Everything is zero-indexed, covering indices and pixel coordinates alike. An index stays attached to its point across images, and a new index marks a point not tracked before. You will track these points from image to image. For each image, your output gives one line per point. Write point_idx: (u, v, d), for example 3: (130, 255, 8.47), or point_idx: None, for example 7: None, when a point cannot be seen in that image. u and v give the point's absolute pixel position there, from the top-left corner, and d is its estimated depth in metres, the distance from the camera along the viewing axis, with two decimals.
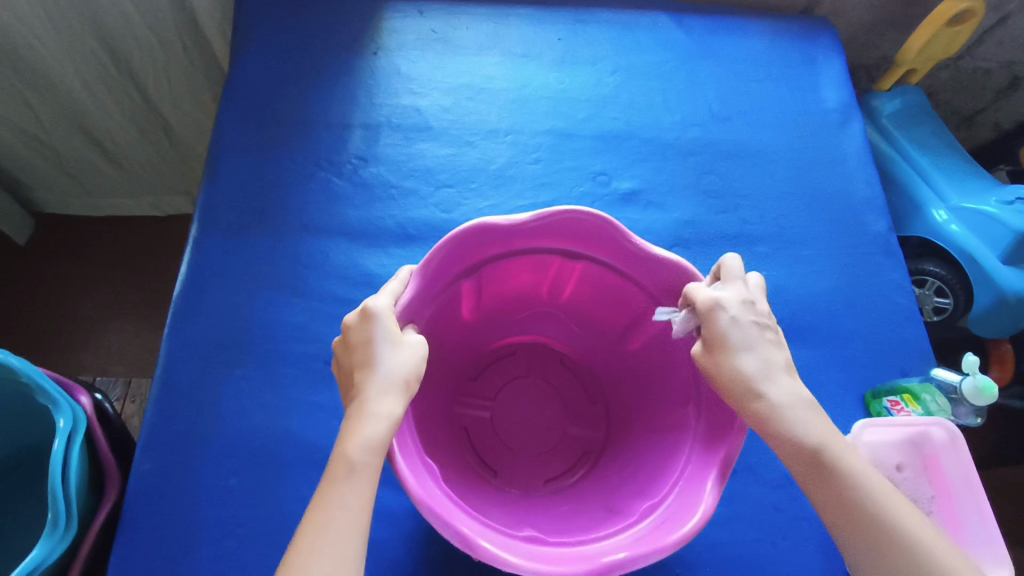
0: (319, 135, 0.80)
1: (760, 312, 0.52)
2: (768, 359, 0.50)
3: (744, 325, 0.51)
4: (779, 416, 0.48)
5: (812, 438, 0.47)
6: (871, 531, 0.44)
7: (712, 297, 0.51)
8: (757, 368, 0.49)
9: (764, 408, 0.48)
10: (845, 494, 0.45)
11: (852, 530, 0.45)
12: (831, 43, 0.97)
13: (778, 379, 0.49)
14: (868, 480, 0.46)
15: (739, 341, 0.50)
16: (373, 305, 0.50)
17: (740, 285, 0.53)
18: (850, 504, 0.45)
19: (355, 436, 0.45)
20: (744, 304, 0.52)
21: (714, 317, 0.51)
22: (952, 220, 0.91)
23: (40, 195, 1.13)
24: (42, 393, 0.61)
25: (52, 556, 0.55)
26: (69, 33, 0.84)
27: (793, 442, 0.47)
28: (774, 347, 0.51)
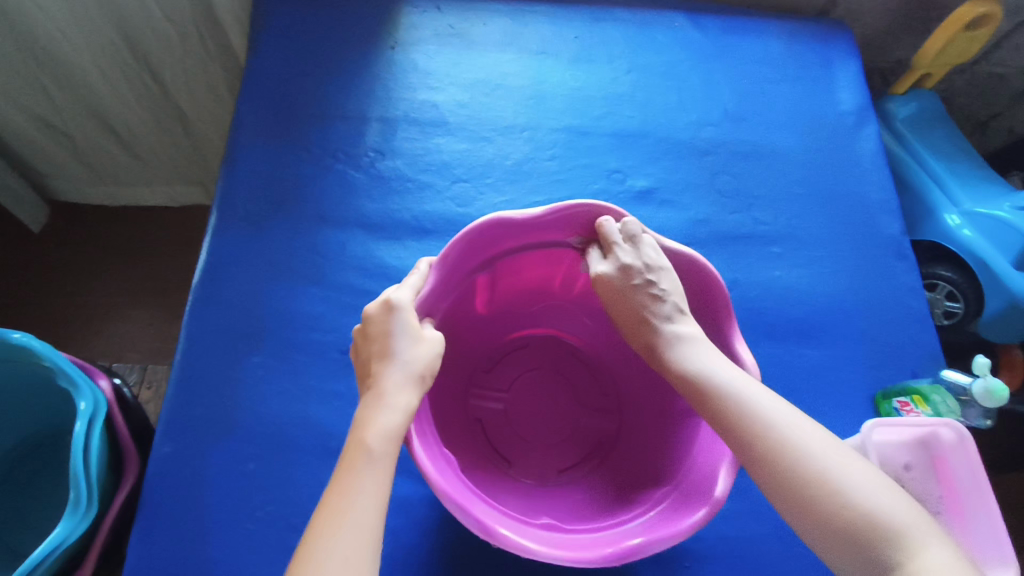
0: (337, 128, 0.81)
1: (643, 271, 0.58)
2: (667, 321, 0.57)
3: (634, 292, 0.58)
4: (719, 399, 0.50)
5: (729, 392, 0.50)
6: (809, 495, 0.45)
7: (599, 276, 0.59)
8: (694, 358, 0.54)
9: (685, 374, 0.53)
10: (793, 481, 0.46)
11: (792, 498, 0.46)
12: (847, 46, 0.97)
13: (697, 345, 0.55)
14: (787, 423, 0.48)
15: (639, 310, 0.58)
16: (395, 299, 0.51)
17: (617, 246, 0.59)
18: (789, 473, 0.46)
19: (374, 426, 0.46)
20: (628, 271, 0.58)
21: (612, 293, 0.60)
22: (965, 225, 0.92)
23: (58, 183, 1.15)
24: (63, 376, 0.62)
25: (75, 534, 0.56)
26: (91, 23, 0.86)
27: (712, 401, 0.51)
28: (665, 301, 0.57)
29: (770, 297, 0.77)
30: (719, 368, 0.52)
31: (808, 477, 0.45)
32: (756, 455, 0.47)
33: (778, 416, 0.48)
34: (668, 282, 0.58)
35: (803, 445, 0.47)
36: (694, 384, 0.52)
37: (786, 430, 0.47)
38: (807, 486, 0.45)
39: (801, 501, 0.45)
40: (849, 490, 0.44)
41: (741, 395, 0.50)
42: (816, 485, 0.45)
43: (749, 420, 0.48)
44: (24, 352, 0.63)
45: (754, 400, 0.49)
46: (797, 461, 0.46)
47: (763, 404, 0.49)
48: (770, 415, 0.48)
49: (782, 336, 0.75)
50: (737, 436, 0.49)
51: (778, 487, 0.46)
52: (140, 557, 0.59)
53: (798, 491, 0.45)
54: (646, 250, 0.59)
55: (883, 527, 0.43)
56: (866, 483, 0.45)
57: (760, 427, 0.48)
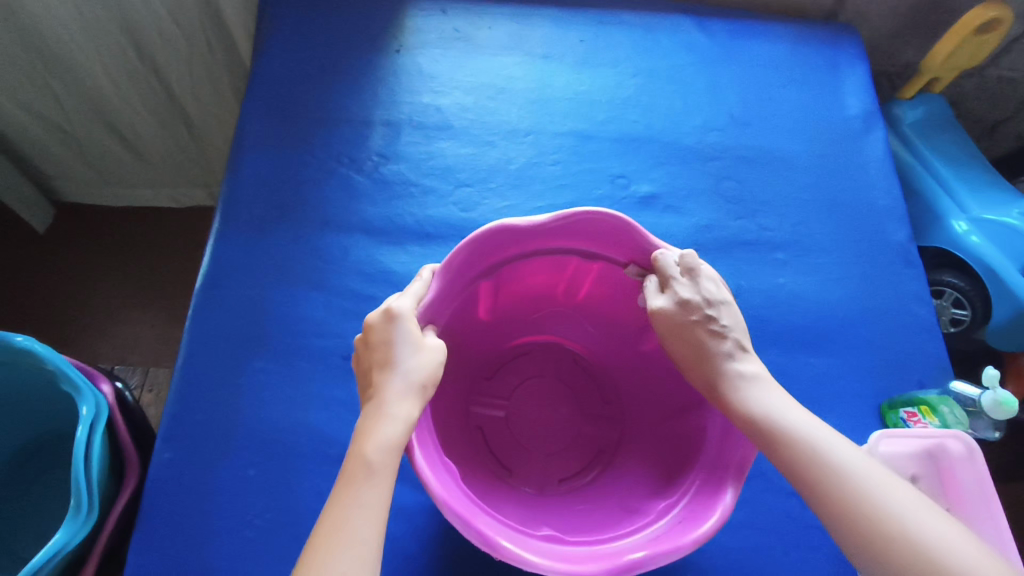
0: (341, 131, 0.80)
1: (704, 306, 0.56)
2: (731, 359, 0.54)
3: (693, 328, 0.56)
4: (801, 458, 0.47)
5: (807, 442, 0.48)
6: (909, 566, 0.42)
7: (658, 311, 0.57)
8: (763, 403, 0.51)
9: (754, 419, 0.50)
10: (886, 546, 0.43)
11: (888, 568, 0.42)
12: (855, 50, 0.97)
13: (763, 386, 0.52)
14: (875, 481, 0.45)
15: (698, 347, 0.55)
16: (396, 307, 0.51)
17: (675, 279, 0.57)
18: (884, 541, 0.43)
19: (374, 436, 0.46)
20: (689, 305, 0.56)
21: (672, 330, 0.57)
22: (973, 231, 0.90)
23: (62, 184, 1.15)
24: (65, 380, 0.62)
25: (74, 540, 0.56)
26: (95, 25, 0.86)
27: (789, 451, 0.48)
28: (727, 337, 0.55)
29: (776, 304, 0.77)
30: (793, 416, 0.49)
31: (905, 546, 0.42)
32: (849, 521, 0.44)
33: (870, 477, 0.45)
34: (731, 318, 0.56)
35: (898, 510, 0.44)
36: (765, 432, 0.49)
37: (877, 493, 0.44)
38: (906, 556, 0.42)
39: (900, 573, 0.42)
40: (954, 558, 0.41)
41: (824, 447, 0.47)
42: (916, 554, 0.42)
43: (833, 478, 0.45)
44: (26, 356, 0.63)
45: (842, 459, 0.46)
46: (894, 529, 0.43)
47: (850, 463, 0.46)
48: (857, 474, 0.45)
49: (787, 344, 0.75)
50: (827, 499, 0.45)
51: (874, 556, 0.43)
52: (139, 564, 0.59)
53: (895, 561, 0.42)
54: (707, 284, 0.57)
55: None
56: (969, 551, 0.42)
57: (850, 490, 0.45)
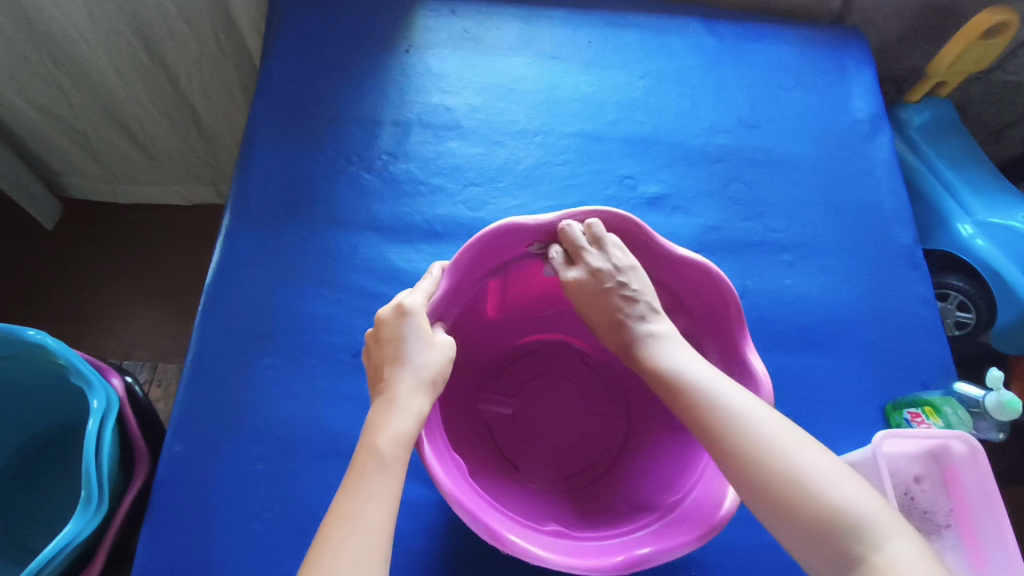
0: (350, 130, 0.81)
1: (614, 274, 0.58)
2: (640, 321, 0.58)
3: (607, 295, 0.58)
4: (695, 400, 0.50)
5: (701, 391, 0.50)
6: (779, 492, 0.44)
7: (573, 282, 0.59)
8: (668, 356, 0.54)
9: (661, 375, 0.54)
10: (766, 483, 0.45)
11: (761, 495, 0.45)
12: (861, 53, 0.97)
13: (672, 344, 0.56)
14: (760, 422, 0.47)
15: (613, 313, 0.59)
16: (408, 304, 0.52)
17: (586, 251, 0.58)
18: (758, 470, 0.45)
19: (385, 430, 0.46)
20: (600, 274, 0.58)
21: (588, 298, 0.60)
22: (978, 235, 0.91)
23: (71, 180, 1.16)
24: (76, 373, 0.62)
25: (84, 533, 0.57)
26: (107, 23, 0.87)
27: (687, 401, 0.51)
28: (637, 301, 0.58)
29: (781, 305, 0.77)
30: (694, 369, 0.52)
31: (776, 473, 0.45)
32: (728, 454, 0.47)
33: (748, 414, 0.48)
34: (639, 283, 0.58)
35: (776, 442, 0.46)
36: (670, 385, 0.52)
37: (753, 427, 0.47)
38: (775, 483, 0.45)
39: (772, 497, 0.45)
40: (818, 484, 0.44)
41: (713, 396, 0.49)
42: (785, 481, 0.44)
43: (725, 423, 0.48)
44: (38, 350, 0.63)
45: (729, 400, 0.49)
46: (766, 458, 0.46)
47: (733, 403, 0.49)
48: (745, 418, 0.48)
49: (792, 345, 0.75)
50: (709, 434, 0.48)
51: (749, 484, 0.46)
52: (149, 555, 0.59)
53: (767, 489, 0.45)
54: (613, 251, 0.59)
55: (851, 522, 0.42)
56: (835, 479, 0.44)
57: (729, 426, 0.47)
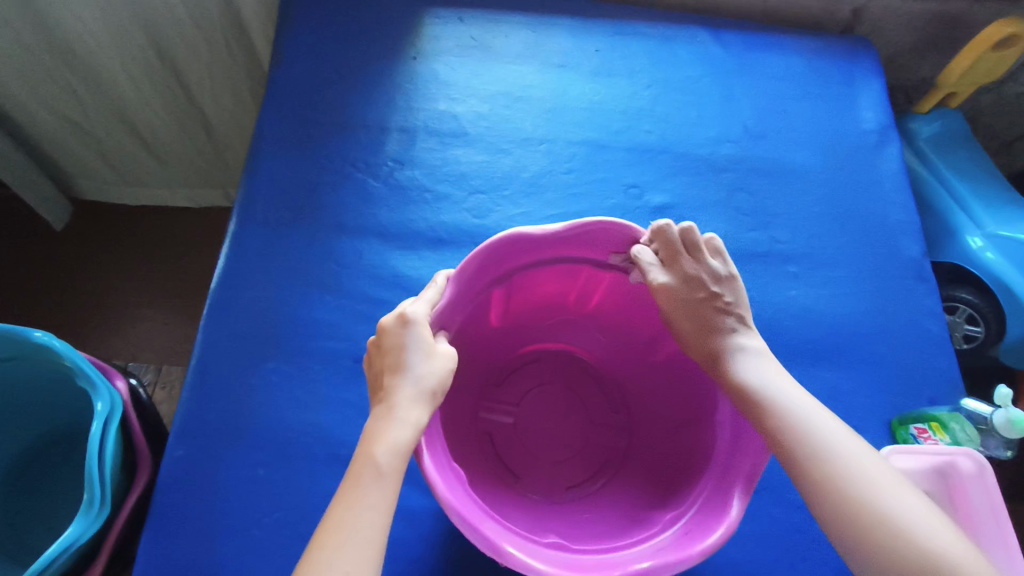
0: (357, 136, 0.81)
1: (711, 283, 0.58)
2: (734, 333, 0.57)
3: (700, 304, 0.57)
4: (781, 426, 0.49)
5: (787, 410, 0.50)
6: (871, 532, 0.44)
7: (665, 286, 0.58)
8: (755, 374, 0.53)
9: (749, 394, 0.52)
10: (860, 520, 0.45)
11: (850, 531, 0.45)
12: (871, 64, 0.97)
13: (762, 360, 0.55)
14: (853, 455, 0.47)
15: (705, 322, 0.58)
16: (410, 312, 0.52)
17: (683, 256, 0.58)
18: (849, 508, 0.45)
19: (384, 440, 0.46)
20: (691, 281, 0.58)
21: (675, 303, 0.58)
22: (988, 248, 0.90)
23: (81, 182, 1.16)
24: (81, 376, 0.62)
25: (86, 535, 0.56)
26: (118, 28, 0.87)
27: (775, 421, 0.50)
28: (730, 313, 0.57)
29: (787, 317, 0.77)
30: (791, 394, 0.51)
31: (869, 514, 0.44)
32: (818, 486, 0.47)
33: (837, 447, 0.48)
34: (730, 292, 0.58)
35: (877, 488, 0.45)
36: (755, 403, 0.52)
37: (846, 463, 0.47)
38: (868, 524, 0.44)
39: (864, 542, 0.44)
40: (917, 529, 0.44)
41: (809, 424, 0.49)
42: (879, 520, 0.44)
43: (817, 451, 0.48)
44: (44, 352, 0.64)
45: (826, 436, 0.48)
46: (864, 501, 0.45)
47: (831, 436, 0.48)
48: (840, 451, 0.47)
49: (797, 357, 0.74)
50: (797, 464, 0.48)
51: (838, 518, 0.45)
52: (149, 559, 0.59)
53: (858, 527, 0.44)
54: (714, 261, 0.59)
55: (951, 573, 0.42)
56: (929, 522, 0.44)
57: (820, 457, 0.47)
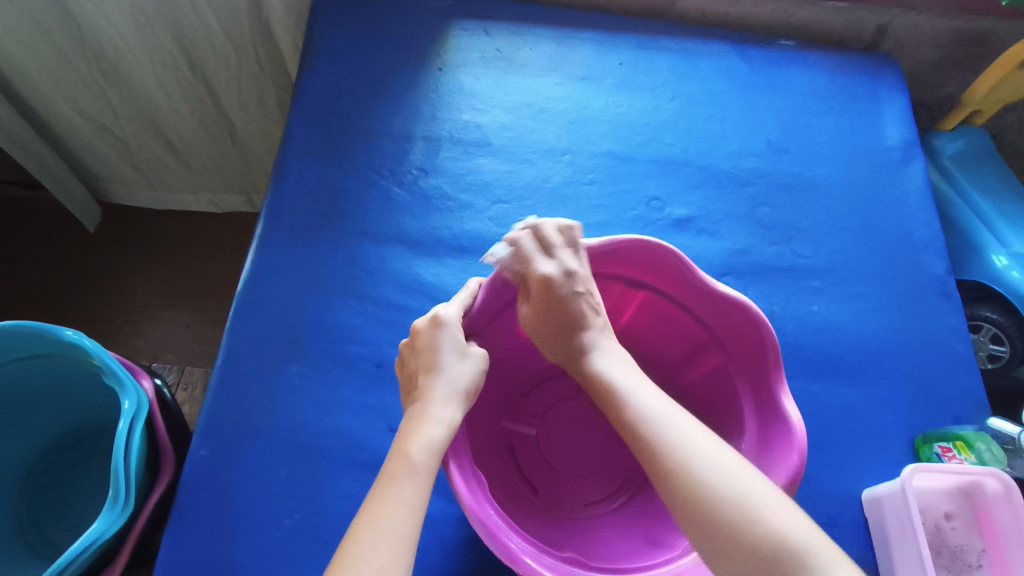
0: (383, 144, 0.83)
1: (581, 279, 0.60)
2: (593, 330, 0.59)
3: (573, 298, 0.59)
4: (626, 411, 0.53)
5: (625, 394, 0.54)
6: (717, 520, 0.45)
7: (545, 275, 0.58)
8: (609, 364, 0.57)
9: (602, 384, 0.56)
10: (692, 495, 0.46)
11: (694, 517, 0.46)
12: (895, 81, 0.97)
13: (613, 350, 0.59)
14: (685, 435, 0.50)
15: (572, 318, 0.59)
16: (443, 314, 0.53)
17: (561, 251, 0.61)
18: (694, 491, 0.46)
19: (418, 437, 0.47)
20: (573, 276, 0.59)
21: (549, 294, 0.58)
22: (1014, 266, 0.89)
23: (110, 185, 1.19)
24: (109, 374, 0.63)
25: (111, 530, 0.57)
26: (152, 36, 0.90)
27: (623, 408, 0.53)
28: (596, 312, 0.60)
29: (809, 332, 0.76)
30: (632, 384, 0.55)
31: (711, 502, 0.46)
32: (663, 476, 0.48)
33: (685, 441, 0.49)
34: (594, 288, 0.61)
35: (706, 464, 0.47)
36: (605, 393, 0.55)
37: (688, 454, 0.48)
38: (712, 515, 0.45)
39: (700, 518, 0.46)
40: (746, 500, 0.45)
41: (644, 409, 0.52)
42: (724, 505, 0.45)
43: (653, 431, 0.50)
44: (74, 350, 0.65)
45: (660, 418, 0.51)
46: (693, 476, 0.47)
47: (678, 430, 0.50)
48: (673, 433, 0.50)
49: (819, 373, 0.74)
50: (644, 453, 0.50)
51: (683, 509, 0.47)
52: (170, 557, 0.60)
53: (699, 512, 0.46)
54: (584, 261, 0.62)
55: (782, 542, 0.43)
56: (766, 501, 0.45)
57: (665, 450, 0.49)
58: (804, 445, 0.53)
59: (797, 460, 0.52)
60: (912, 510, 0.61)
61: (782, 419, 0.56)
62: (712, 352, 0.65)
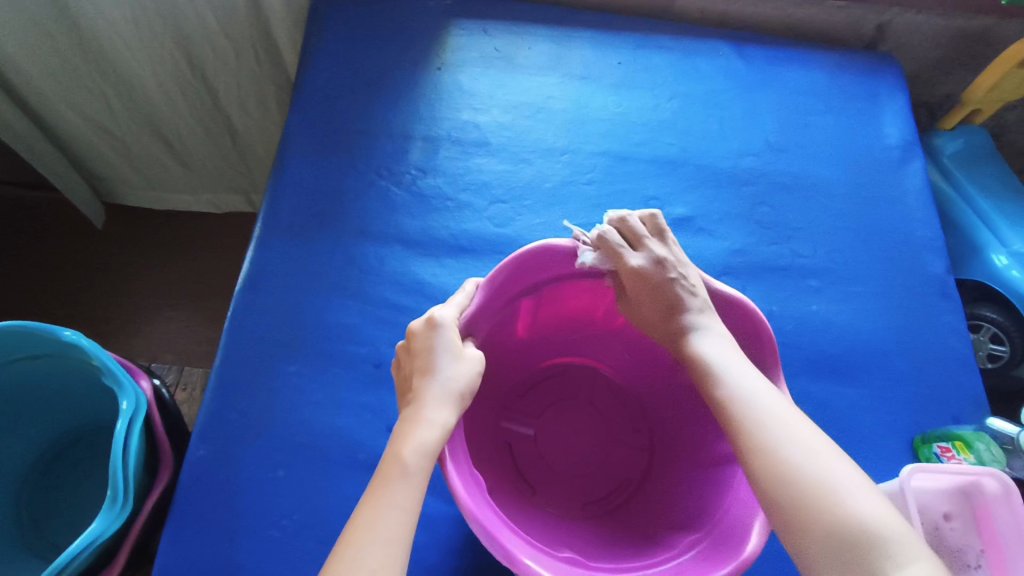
0: (381, 144, 0.83)
1: (676, 266, 0.59)
2: (696, 311, 0.57)
3: (669, 284, 0.58)
4: (720, 391, 0.52)
5: (718, 374, 0.52)
6: (807, 505, 0.44)
7: (636, 268, 0.59)
8: (706, 344, 0.55)
9: (696, 363, 0.54)
10: (785, 479, 0.45)
11: (781, 499, 0.45)
12: (895, 80, 0.96)
13: (715, 328, 0.57)
14: (782, 420, 0.48)
15: (670, 303, 0.58)
16: (438, 316, 0.53)
17: (649, 240, 0.61)
18: (784, 475, 0.45)
19: (411, 440, 0.47)
20: (664, 264, 0.59)
21: (646, 286, 0.59)
22: (1014, 266, 0.88)
23: (110, 185, 1.19)
24: (108, 374, 0.63)
25: (109, 530, 0.57)
26: (151, 36, 0.90)
27: (717, 389, 0.52)
28: (695, 294, 0.58)
29: (808, 332, 0.76)
30: (731, 363, 0.53)
31: (798, 486, 0.45)
32: (755, 457, 0.47)
33: (774, 425, 0.48)
34: (693, 271, 0.60)
35: (798, 452, 0.46)
36: (699, 372, 0.54)
37: (781, 436, 0.47)
38: (798, 498, 0.44)
39: (789, 502, 0.44)
40: (839, 491, 0.44)
41: (741, 391, 0.51)
42: (813, 493, 0.44)
43: (748, 412, 0.49)
44: (73, 350, 0.65)
45: (755, 400, 0.50)
46: (787, 462, 0.46)
47: (774, 411, 0.49)
48: (769, 417, 0.48)
49: (818, 373, 0.74)
50: (736, 431, 0.49)
51: (767, 488, 0.46)
52: (167, 557, 0.60)
53: (789, 496, 0.45)
54: (674, 248, 0.61)
55: (872, 535, 0.41)
56: (859, 495, 0.44)
57: (756, 428, 0.48)
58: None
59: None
60: (910, 509, 0.61)
61: None
62: None
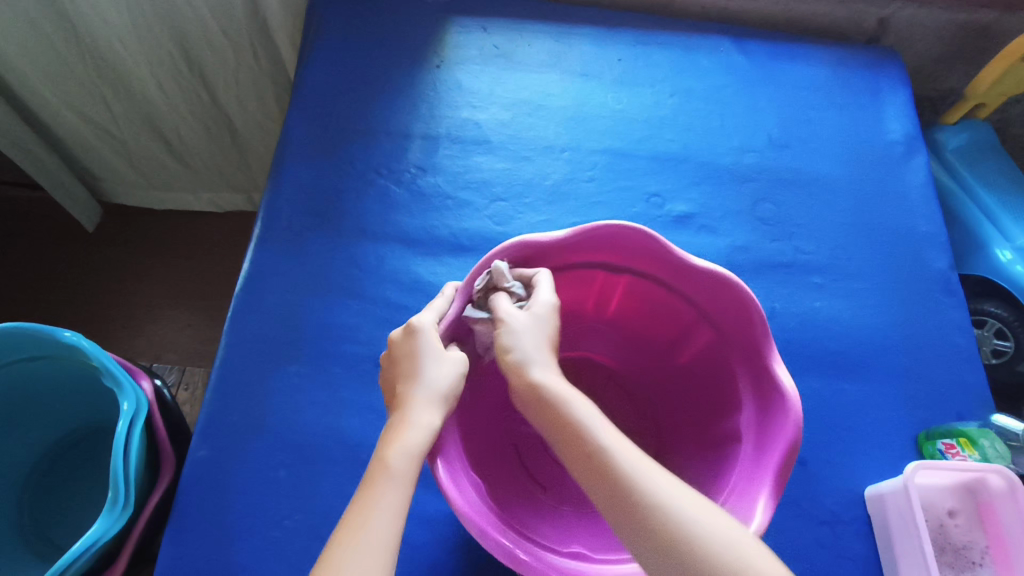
0: (380, 143, 0.82)
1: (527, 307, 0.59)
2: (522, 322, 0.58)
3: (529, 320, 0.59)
4: (561, 417, 0.48)
5: (558, 397, 0.49)
6: (645, 523, 0.42)
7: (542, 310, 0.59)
8: (542, 372, 0.51)
9: (529, 391, 0.50)
10: (621, 499, 0.43)
11: (622, 518, 0.43)
12: (898, 75, 0.96)
13: (545, 361, 0.52)
14: (613, 441, 0.46)
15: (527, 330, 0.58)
16: (418, 321, 0.53)
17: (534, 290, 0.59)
18: (623, 494, 0.43)
19: (397, 443, 0.47)
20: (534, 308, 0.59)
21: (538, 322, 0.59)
22: (1018, 260, 0.88)
23: (109, 185, 1.19)
24: (107, 375, 0.63)
25: (110, 533, 0.57)
26: (149, 35, 0.90)
27: (554, 414, 0.49)
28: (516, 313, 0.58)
29: (810, 329, 0.76)
30: (561, 389, 0.50)
31: (692, 545, 0.40)
32: (595, 479, 0.45)
33: (635, 465, 0.44)
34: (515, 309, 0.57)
35: (633, 470, 0.44)
36: (533, 401, 0.50)
37: (663, 495, 0.43)
38: (687, 560, 0.40)
39: (630, 522, 0.42)
40: (672, 506, 0.42)
41: (574, 415, 0.48)
42: (649, 508, 0.42)
43: (582, 435, 0.47)
44: (73, 351, 0.65)
45: (588, 424, 0.47)
46: (621, 482, 0.44)
47: (605, 436, 0.47)
48: (599, 439, 0.46)
49: (822, 370, 0.74)
50: (577, 454, 0.47)
51: (652, 549, 0.41)
52: (170, 559, 0.60)
53: (630, 514, 0.43)
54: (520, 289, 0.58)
55: (704, 546, 0.40)
56: (693, 509, 0.42)
57: (632, 485, 0.43)
58: (801, 416, 0.52)
59: (792, 431, 0.51)
60: (915, 506, 0.61)
61: (776, 390, 0.55)
62: (700, 331, 0.66)
